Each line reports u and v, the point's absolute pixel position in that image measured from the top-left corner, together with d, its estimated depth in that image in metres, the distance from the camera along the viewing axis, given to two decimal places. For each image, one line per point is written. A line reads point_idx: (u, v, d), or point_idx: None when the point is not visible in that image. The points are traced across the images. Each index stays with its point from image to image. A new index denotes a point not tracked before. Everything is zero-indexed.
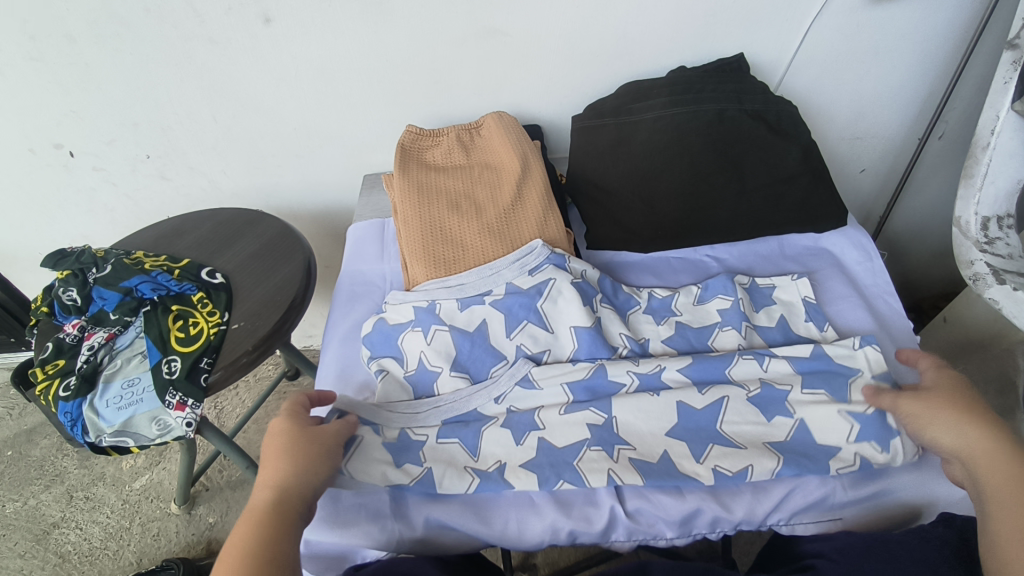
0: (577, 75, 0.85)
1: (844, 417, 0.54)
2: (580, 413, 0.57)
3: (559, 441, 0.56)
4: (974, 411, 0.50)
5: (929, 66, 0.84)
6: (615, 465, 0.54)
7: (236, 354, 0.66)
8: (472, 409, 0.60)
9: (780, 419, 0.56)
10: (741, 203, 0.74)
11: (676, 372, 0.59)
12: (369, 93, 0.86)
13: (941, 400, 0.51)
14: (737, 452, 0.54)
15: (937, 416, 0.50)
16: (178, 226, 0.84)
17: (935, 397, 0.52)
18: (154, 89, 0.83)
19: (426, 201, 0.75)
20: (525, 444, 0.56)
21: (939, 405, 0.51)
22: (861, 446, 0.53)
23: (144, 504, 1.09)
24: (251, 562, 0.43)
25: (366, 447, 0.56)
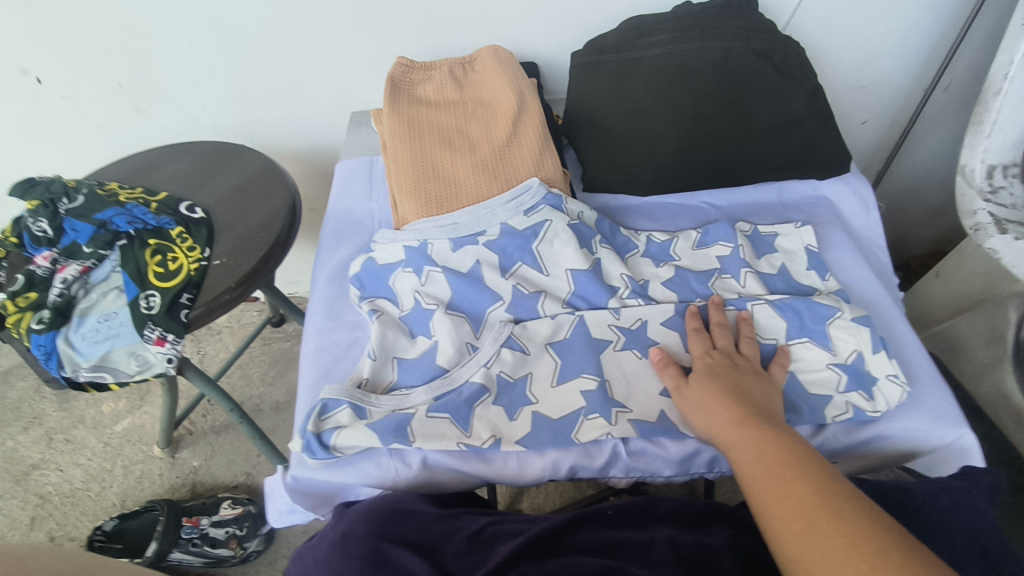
0: (577, 6, 0.81)
1: (830, 370, 0.55)
2: (573, 380, 0.56)
3: (555, 413, 0.55)
4: (744, 412, 0.48)
5: (943, 12, 0.80)
6: (614, 428, 0.53)
7: None
8: (461, 383, 0.56)
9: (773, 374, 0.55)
10: (745, 146, 0.71)
11: (659, 326, 0.59)
12: (357, 22, 0.81)
13: (707, 395, 0.50)
14: None
15: (695, 394, 0.51)
16: (153, 159, 0.79)
17: (700, 385, 0.51)
18: (122, 10, 0.77)
19: (417, 135, 0.72)
20: (518, 420, 0.55)
21: (711, 393, 0.50)
22: (849, 396, 0.54)
23: (126, 447, 1.08)
24: None
25: (347, 433, 0.53)
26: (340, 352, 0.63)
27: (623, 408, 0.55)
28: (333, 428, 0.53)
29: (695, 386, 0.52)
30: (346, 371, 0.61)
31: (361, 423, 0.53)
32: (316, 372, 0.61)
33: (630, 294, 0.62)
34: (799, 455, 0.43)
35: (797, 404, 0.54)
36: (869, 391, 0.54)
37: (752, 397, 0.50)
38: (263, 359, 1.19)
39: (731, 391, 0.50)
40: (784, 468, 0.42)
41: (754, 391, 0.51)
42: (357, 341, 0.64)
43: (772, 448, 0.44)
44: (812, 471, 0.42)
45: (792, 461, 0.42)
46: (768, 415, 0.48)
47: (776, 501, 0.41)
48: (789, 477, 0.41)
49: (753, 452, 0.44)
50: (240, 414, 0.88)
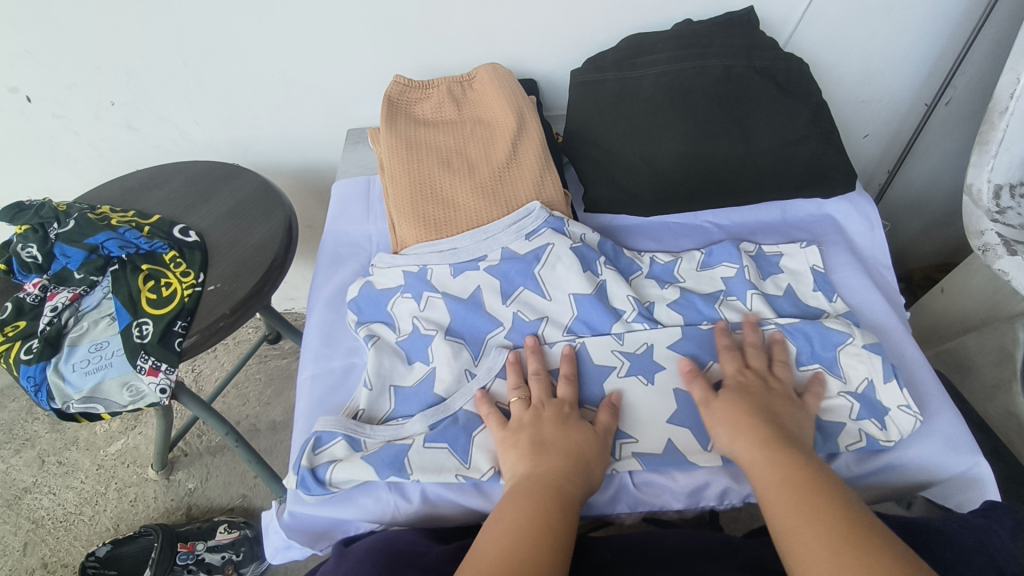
0: (576, 23, 0.80)
1: (842, 398, 0.54)
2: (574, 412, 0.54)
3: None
4: (772, 440, 0.47)
5: (946, 25, 0.80)
6: (618, 463, 0.53)
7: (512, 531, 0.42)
8: (458, 411, 0.55)
9: None
10: (748, 165, 0.70)
11: (666, 350, 0.58)
12: (354, 39, 0.80)
13: (741, 417, 0.50)
14: None
15: (727, 413, 0.51)
16: (147, 180, 0.77)
17: (725, 395, 0.52)
18: (115, 28, 0.76)
19: (415, 157, 0.70)
20: None
21: (736, 407, 0.51)
22: (862, 424, 0.53)
23: (120, 469, 1.06)
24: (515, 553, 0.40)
25: (343, 467, 0.51)
26: (336, 379, 0.61)
27: (628, 439, 0.54)
28: (328, 462, 0.52)
29: (722, 396, 0.52)
30: (342, 400, 0.59)
31: (357, 455, 0.52)
32: (312, 400, 0.60)
33: (637, 317, 0.60)
34: (823, 485, 0.43)
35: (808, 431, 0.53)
36: (881, 419, 0.53)
37: (784, 425, 0.50)
38: (259, 378, 1.17)
39: (758, 408, 0.50)
40: (809, 496, 0.42)
41: (785, 417, 0.51)
42: (353, 368, 0.62)
43: (792, 479, 0.44)
44: (836, 503, 0.41)
45: (816, 491, 0.43)
46: (798, 444, 0.48)
47: (798, 535, 0.40)
48: (812, 506, 0.41)
49: (779, 478, 0.44)
50: (236, 438, 0.86)
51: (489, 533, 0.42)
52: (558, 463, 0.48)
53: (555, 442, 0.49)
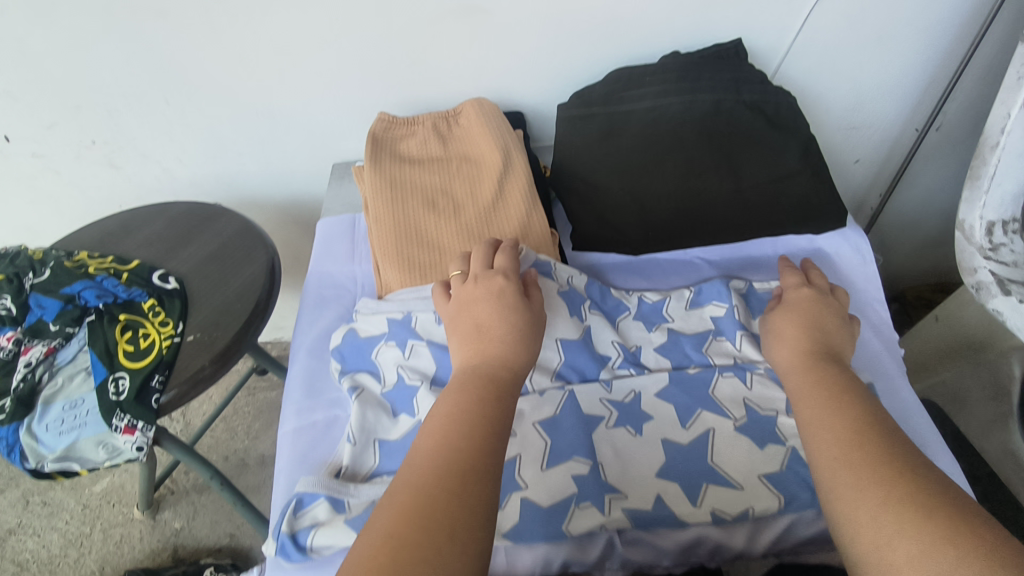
0: (563, 57, 0.79)
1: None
2: (563, 464, 0.53)
3: (544, 500, 0.52)
4: (812, 344, 0.53)
5: (936, 53, 0.80)
6: (608, 519, 0.51)
7: (450, 415, 0.43)
8: None
9: (772, 449, 0.54)
10: (737, 202, 0.69)
11: (652, 397, 0.58)
12: (338, 75, 0.79)
13: (789, 323, 0.56)
14: (735, 494, 0.52)
15: (781, 322, 0.57)
16: (127, 222, 0.76)
17: (784, 305, 0.59)
18: (94, 68, 0.74)
19: (400, 197, 0.69)
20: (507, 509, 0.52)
21: (791, 316, 0.57)
22: None
23: (106, 509, 1.03)
24: (454, 431, 0.41)
25: (325, 531, 0.50)
26: (319, 433, 0.60)
27: (617, 495, 0.52)
28: (310, 525, 0.50)
29: (782, 306, 0.59)
30: (325, 455, 0.58)
31: (339, 519, 0.50)
32: (293, 456, 0.58)
33: (621, 363, 0.62)
34: (854, 388, 0.46)
35: (800, 484, 0.52)
36: None
37: (829, 334, 0.55)
38: (248, 411, 1.15)
39: (813, 318, 0.56)
40: (840, 394, 0.46)
41: (832, 328, 0.55)
42: (336, 420, 0.61)
43: (826, 379, 0.48)
44: (861, 403, 0.44)
45: (846, 391, 0.46)
46: (837, 351, 0.53)
47: (819, 424, 0.44)
48: (843, 400, 0.45)
49: (811, 375, 0.49)
50: (220, 482, 0.84)
51: (426, 428, 0.42)
52: (491, 352, 0.48)
53: (489, 332, 0.50)
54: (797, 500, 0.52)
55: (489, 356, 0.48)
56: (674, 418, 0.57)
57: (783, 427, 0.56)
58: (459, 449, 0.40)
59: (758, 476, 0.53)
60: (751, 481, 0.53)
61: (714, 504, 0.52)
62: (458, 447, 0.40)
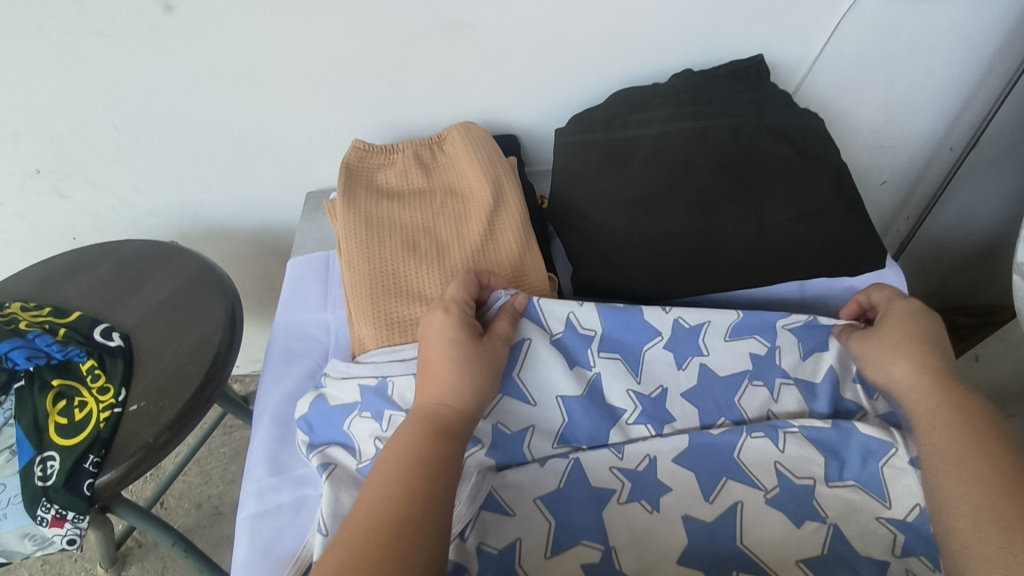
0: (560, 76, 0.71)
1: (881, 525, 0.47)
2: (570, 549, 0.46)
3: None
4: (933, 363, 0.47)
5: (974, 67, 0.71)
6: None
7: (396, 458, 0.42)
8: None
9: (810, 526, 0.47)
10: (764, 243, 0.59)
11: (670, 463, 0.51)
12: (309, 97, 0.71)
13: (897, 333, 0.50)
14: None
15: (885, 333, 0.51)
16: (71, 265, 0.67)
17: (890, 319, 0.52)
18: (32, 91, 0.66)
19: (377, 239, 0.60)
20: None
21: (900, 329, 0.50)
22: (909, 563, 0.45)
23: (67, 564, 0.95)
24: (398, 476, 0.41)
25: None
26: (285, 521, 0.51)
27: None
28: None
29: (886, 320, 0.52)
30: (291, 547, 0.49)
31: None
32: (254, 549, 0.49)
33: (637, 418, 0.54)
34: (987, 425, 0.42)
35: (845, 571, 0.45)
36: (934, 559, 0.45)
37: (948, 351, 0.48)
38: (224, 452, 1.07)
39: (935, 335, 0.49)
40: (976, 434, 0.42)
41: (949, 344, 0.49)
42: (306, 502, 0.52)
43: (954, 410, 0.43)
44: (997, 448, 0.40)
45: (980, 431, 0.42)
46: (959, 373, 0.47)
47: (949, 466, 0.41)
48: (975, 442, 0.41)
49: (940, 402, 0.44)
50: (184, 547, 0.76)
51: (376, 469, 0.42)
52: (438, 387, 0.46)
53: (436, 365, 0.47)
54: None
55: (435, 393, 0.46)
56: (695, 490, 0.50)
57: (822, 499, 0.49)
58: (401, 500, 0.39)
59: (796, 560, 0.46)
60: (789, 567, 0.45)
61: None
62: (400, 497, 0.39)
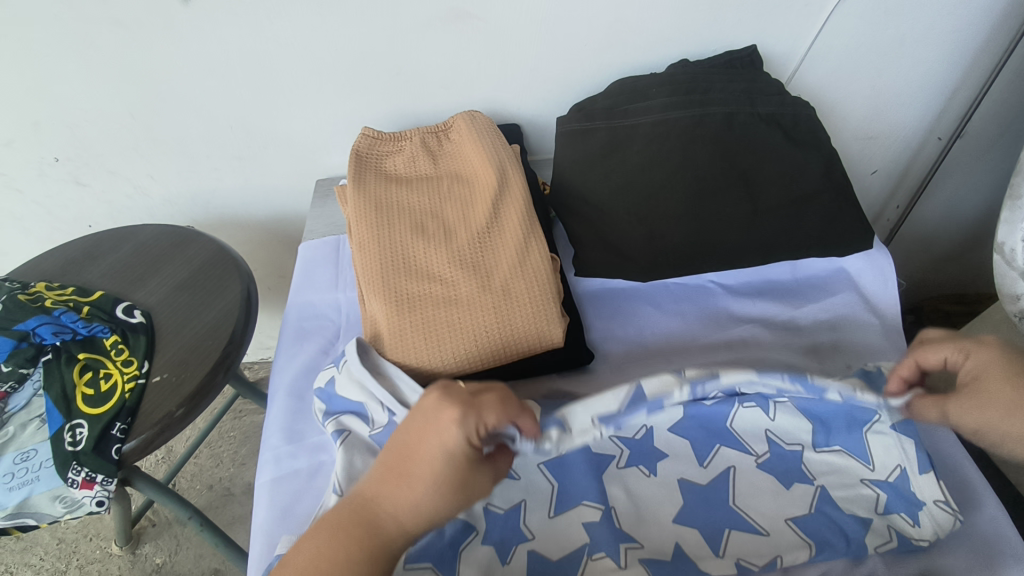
0: (562, 66, 0.74)
1: (866, 487, 0.50)
2: (575, 510, 0.51)
3: (554, 552, 0.49)
4: None
5: (960, 58, 0.74)
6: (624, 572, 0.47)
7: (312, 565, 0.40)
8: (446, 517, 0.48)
9: (799, 489, 0.51)
10: (755, 225, 0.62)
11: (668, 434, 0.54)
12: (319, 87, 0.74)
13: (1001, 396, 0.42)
14: (760, 541, 0.49)
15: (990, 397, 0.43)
16: (91, 248, 0.70)
17: (995, 380, 0.43)
18: (52, 81, 0.69)
19: (385, 222, 0.63)
20: (512, 563, 0.48)
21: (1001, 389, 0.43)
22: (891, 519, 0.49)
23: (82, 544, 0.98)
24: None
25: None
26: (301, 484, 0.54)
27: (632, 543, 0.49)
28: None
29: (990, 380, 0.43)
30: (309, 509, 0.52)
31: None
32: (273, 510, 0.53)
33: None
34: None
35: (832, 529, 0.49)
36: (914, 515, 0.48)
37: None
38: (233, 436, 1.10)
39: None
40: None
41: None
42: (321, 468, 0.55)
43: None
44: None
45: None
46: None
47: None
48: None
49: None
50: (199, 520, 0.79)
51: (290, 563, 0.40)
52: (405, 499, 0.41)
53: (415, 466, 0.41)
54: (830, 546, 0.48)
55: (399, 502, 0.41)
56: (689, 456, 0.53)
57: (810, 463, 0.52)
58: None
59: (785, 521, 0.50)
60: (778, 525, 0.50)
61: (738, 554, 0.49)
62: None
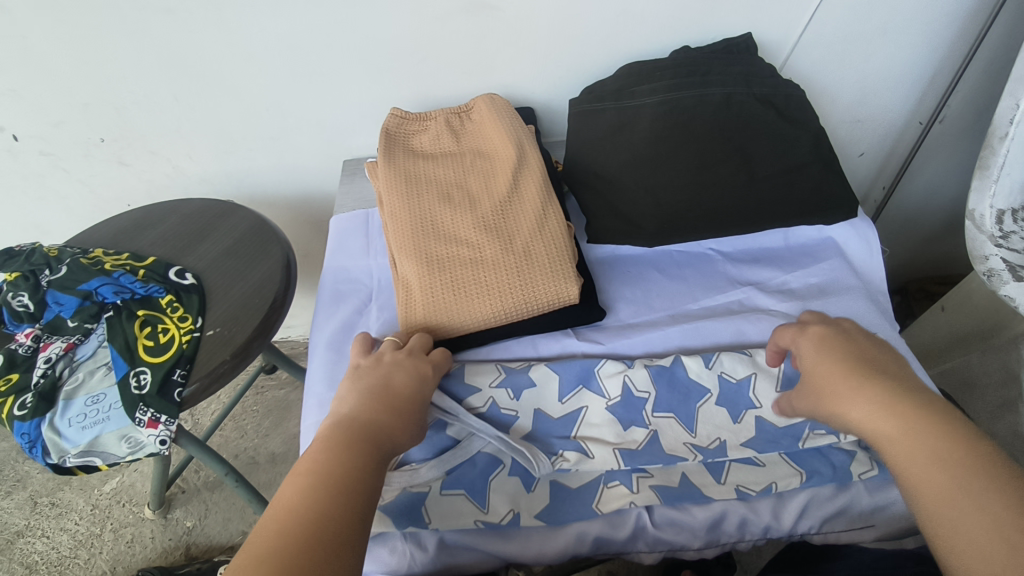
0: (573, 53, 0.80)
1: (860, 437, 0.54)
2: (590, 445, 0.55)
3: (573, 481, 0.54)
4: (847, 374, 0.47)
5: (938, 47, 0.81)
6: (636, 497, 0.52)
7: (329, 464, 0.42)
8: (477, 452, 0.54)
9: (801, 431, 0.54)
10: (751, 194, 0.69)
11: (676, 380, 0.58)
12: (349, 72, 0.80)
13: (818, 367, 0.50)
14: (757, 470, 0.54)
15: (812, 374, 0.50)
16: (140, 220, 0.76)
17: (810, 354, 0.51)
18: (105, 66, 0.75)
19: (415, 192, 0.69)
20: (536, 492, 0.53)
21: (819, 363, 0.50)
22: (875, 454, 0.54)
23: (116, 509, 1.03)
24: (333, 480, 0.40)
25: None
26: None
27: (643, 473, 0.54)
28: None
29: (806, 358, 0.51)
30: None
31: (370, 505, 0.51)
32: None
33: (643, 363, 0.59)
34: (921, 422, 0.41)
35: (819, 459, 0.54)
36: None
37: (867, 363, 0.48)
38: (257, 409, 1.15)
39: (863, 353, 0.49)
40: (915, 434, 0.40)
41: (879, 360, 0.48)
42: None
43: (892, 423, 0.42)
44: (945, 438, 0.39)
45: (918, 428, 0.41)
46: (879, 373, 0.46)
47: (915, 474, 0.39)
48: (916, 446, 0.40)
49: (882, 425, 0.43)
50: (235, 478, 0.84)
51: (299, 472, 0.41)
52: (397, 424, 0.47)
53: (394, 398, 0.49)
54: (819, 473, 0.53)
55: (393, 426, 0.47)
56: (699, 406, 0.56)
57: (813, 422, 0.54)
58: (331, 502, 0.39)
59: (780, 455, 0.55)
60: (773, 457, 0.54)
61: (738, 481, 0.53)
62: (332, 500, 0.39)
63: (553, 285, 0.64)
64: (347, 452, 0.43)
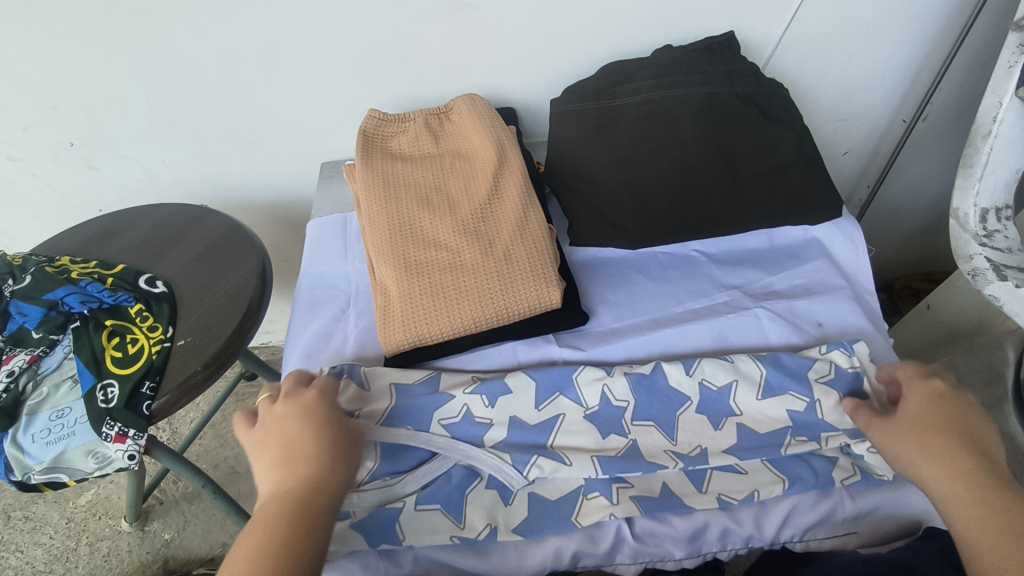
0: (555, 53, 0.79)
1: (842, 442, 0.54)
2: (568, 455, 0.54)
3: (552, 493, 0.52)
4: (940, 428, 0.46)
5: (922, 46, 0.81)
6: (616, 508, 0.51)
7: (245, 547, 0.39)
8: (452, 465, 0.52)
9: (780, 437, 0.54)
10: (734, 195, 0.68)
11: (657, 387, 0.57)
12: (325, 73, 0.78)
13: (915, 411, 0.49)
14: (740, 478, 0.53)
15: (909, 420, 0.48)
16: (110, 226, 0.74)
17: (913, 400, 0.50)
18: (71, 68, 0.72)
19: (393, 195, 0.67)
20: (515, 504, 0.52)
21: (922, 415, 0.48)
22: (857, 459, 0.54)
23: (92, 522, 1.01)
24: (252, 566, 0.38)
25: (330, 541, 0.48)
26: None
27: (623, 483, 0.52)
28: None
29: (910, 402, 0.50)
30: None
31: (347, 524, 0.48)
32: None
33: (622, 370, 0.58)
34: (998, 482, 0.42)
35: (801, 465, 0.53)
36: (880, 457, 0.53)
37: (962, 426, 0.46)
38: None
39: (951, 406, 0.48)
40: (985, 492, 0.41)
41: (977, 428, 0.46)
42: None
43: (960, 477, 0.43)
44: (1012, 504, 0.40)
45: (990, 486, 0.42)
46: (970, 435, 0.45)
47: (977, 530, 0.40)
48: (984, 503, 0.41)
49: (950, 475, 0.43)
50: (212, 489, 0.82)
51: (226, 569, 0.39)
52: (306, 468, 0.44)
53: (300, 451, 0.45)
54: (801, 480, 0.52)
55: (304, 473, 0.44)
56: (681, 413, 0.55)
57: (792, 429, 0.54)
58: None
59: (763, 462, 0.54)
60: (755, 465, 0.53)
61: (719, 490, 0.52)
62: None
63: (534, 289, 0.62)
64: (262, 524, 0.40)
